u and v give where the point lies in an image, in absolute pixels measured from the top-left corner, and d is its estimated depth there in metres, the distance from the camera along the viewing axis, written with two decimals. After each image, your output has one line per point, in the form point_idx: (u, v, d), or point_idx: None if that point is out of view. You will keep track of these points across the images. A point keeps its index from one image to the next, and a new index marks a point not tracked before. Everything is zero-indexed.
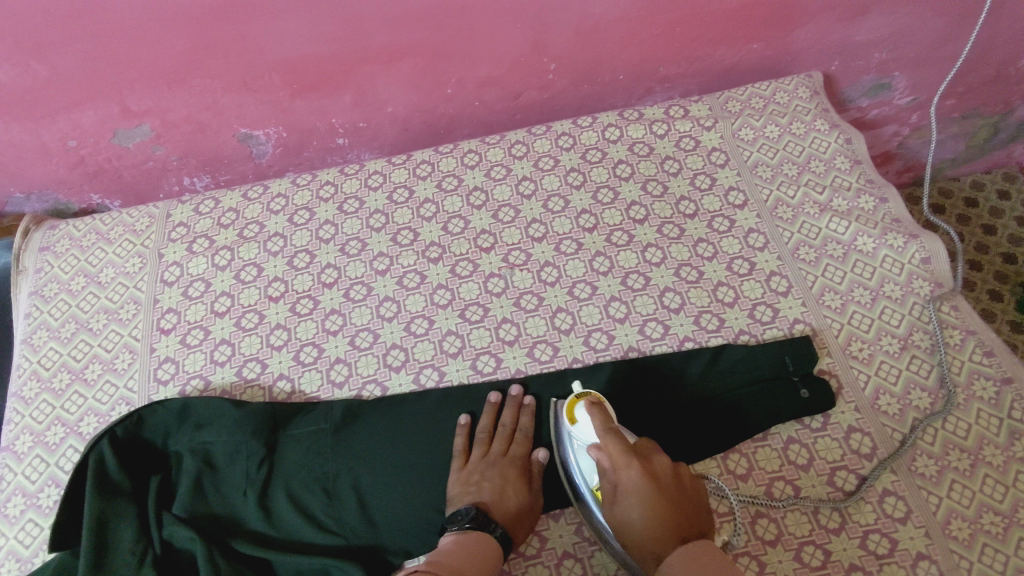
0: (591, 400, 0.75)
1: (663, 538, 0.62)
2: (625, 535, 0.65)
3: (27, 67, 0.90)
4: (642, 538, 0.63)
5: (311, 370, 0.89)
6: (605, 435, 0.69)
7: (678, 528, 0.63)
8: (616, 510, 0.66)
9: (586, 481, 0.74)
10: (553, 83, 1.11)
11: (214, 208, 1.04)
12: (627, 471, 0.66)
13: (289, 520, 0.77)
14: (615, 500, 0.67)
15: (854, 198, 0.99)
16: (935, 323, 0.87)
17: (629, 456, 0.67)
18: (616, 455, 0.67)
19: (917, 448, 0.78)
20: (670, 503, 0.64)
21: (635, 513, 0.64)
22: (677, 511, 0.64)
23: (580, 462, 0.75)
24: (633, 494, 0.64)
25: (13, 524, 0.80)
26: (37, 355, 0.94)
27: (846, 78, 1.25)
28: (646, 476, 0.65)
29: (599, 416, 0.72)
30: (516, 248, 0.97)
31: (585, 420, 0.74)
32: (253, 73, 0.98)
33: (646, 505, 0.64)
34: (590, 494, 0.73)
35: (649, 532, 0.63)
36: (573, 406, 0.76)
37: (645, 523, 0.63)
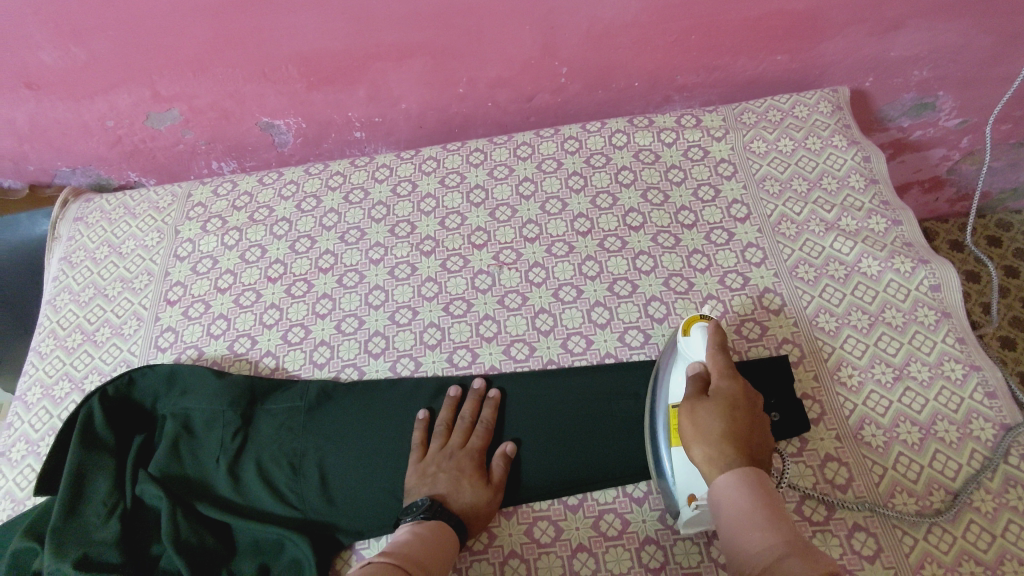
0: (711, 321, 0.75)
1: (738, 447, 0.63)
2: (695, 433, 0.65)
3: (67, 51, 0.99)
4: (720, 440, 0.63)
5: (296, 349, 0.91)
6: (713, 351, 0.71)
7: (753, 449, 0.63)
8: (696, 409, 0.66)
9: (666, 395, 0.75)
10: (565, 87, 1.11)
11: (231, 191, 1.10)
12: (726, 381, 0.68)
13: (255, 491, 0.80)
14: (698, 399, 0.67)
15: (864, 218, 0.94)
16: (956, 360, 0.82)
17: (732, 372, 0.69)
18: (719, 366, 0.69)
19: (896, 485, 0.74)
20: (753, 422, 0.65)
21: (721, 415, 0.64)
22: (755, 433, 0.65)
23: (672, 375, 0.75)
24: (727, 400, 0.66)
25: (14, 467, 0.87)
26: (57, 316, 1.01)
27: (881, 96, 1.17)
28: (742, 392, 0.67)
29: (717, 337, 0.73)
30: (508, 246, 0.98)
31: (699, 335, 0.74)
32: (270, 65, 1.03)
33: (733, 412, 0.65)
34: (664, 409, 0.74)
35: (728, 436, 0.63)
36: (691, 321, 0.76)
37: (728, 427, 0.64)
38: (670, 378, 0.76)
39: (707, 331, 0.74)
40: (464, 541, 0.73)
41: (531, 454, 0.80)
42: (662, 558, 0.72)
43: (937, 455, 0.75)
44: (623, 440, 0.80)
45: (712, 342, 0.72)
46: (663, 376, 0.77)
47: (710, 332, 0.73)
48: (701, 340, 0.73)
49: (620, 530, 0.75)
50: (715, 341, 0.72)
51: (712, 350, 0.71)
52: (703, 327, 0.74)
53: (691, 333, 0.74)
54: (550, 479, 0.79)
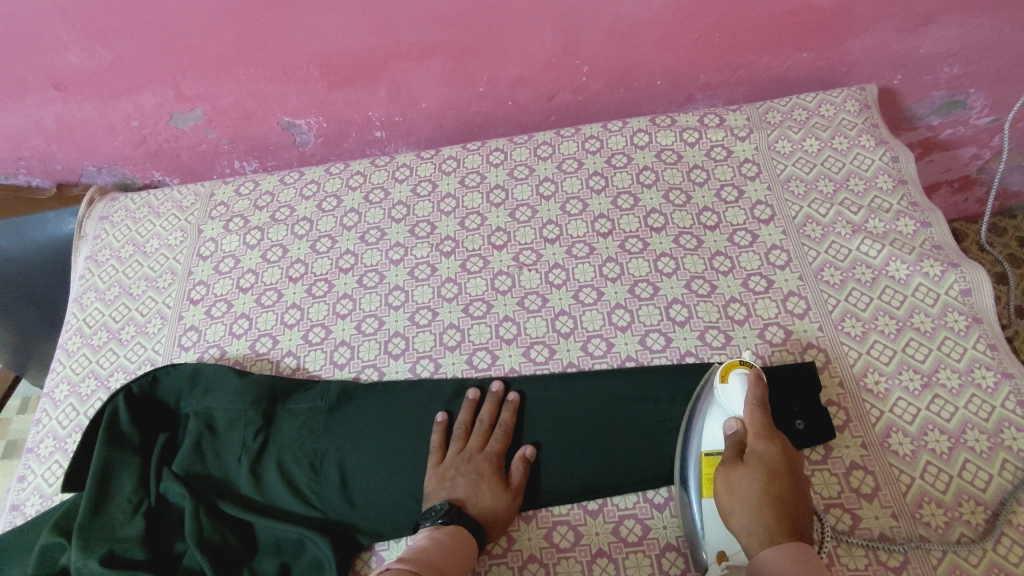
0: (752, 370, 0.73)
1: (778, 515, 0.63)
2: (732, 501, 0.66)
3: (93, 52, 1.00)
4: (758, 509, 0.64)
5: (317, 349, 0.92)
6: (752, 407, 0.70)
7: (793, 521, 0.63)
8: (732, 476, 0.67)
9: (700, 442, 0.74)
10: (587, 85, 1.09)
11: (253, 190, 1.11)
12: (763, 444, 0.68)
13: (276, 490, 0.81)
14: (735, 465, 0.68)
15: (892, 220, 0.92)
16: (987, 369, 0.80)
17: (770, 433, 0.69)
18: (756, 427, 0.69)
19: (924, 495, 0.72)
20: (792, 487, 0.65)
21: (758, 482, 0.65)
22: (795, 497, 0.65)
23: (707, 421, 0.74)
24: (763, 466, 0.66)
25: (43, 462, 0.89)
26: (83, 313, 1.03)
27: (911, 94, 1.14)
28: (779, 455, 0.67)
29: (757, 389, 0.71)
30: (528, 247, 0.97)
31: (737, 387, 0.72)
32: (292, 64, 1.03)
33: (770, 478, 0.65)
34: (696, 456, 0.73)
35: (766, 505, 0.64)
36: (729, 367, 0.74)
37: (765, 495, 0.64)
38: (704, 424, 0.75)
39: (746, 381, 0.72)
40: (484, 546, 0.73)
41: (551, 459, 0.80)
42: (683, 566, 0.72)
43: (967, 465, 0.74)
44: (643, 447, 0.79)
45: (750, 396, 0.71)
46: (696, 418, 0.76)
47: (749, 384, 0.71)
48: (739, 391, 0.71)
49: (640, 536, 0.74)
50: (752, 395, 0.71)
51: (750, 405, 0.70)
52: (742, 375, 0.72)
53: (730, 381, 0.72)
54: (570, 485, 0.78)
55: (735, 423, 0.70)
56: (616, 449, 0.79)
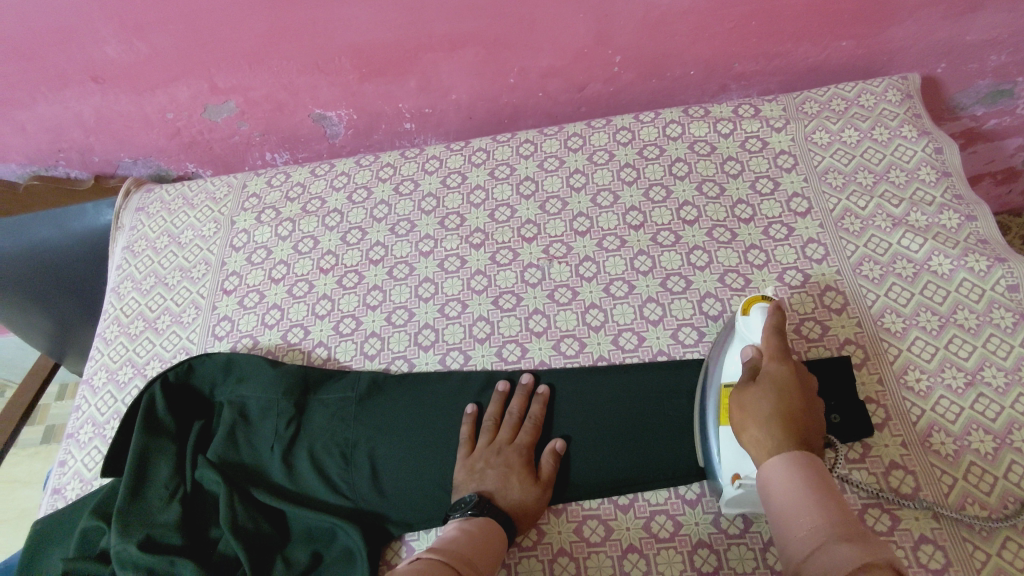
0: (773, 302, 0.70)
1: (788, 426, 0.61)
2: (743, 416, 0.64)
3: (131, 45, 1.01)
4: (767, 420, 0.61)
5: (347, 340, 0.92)
6: (768, 334, 0.67)
7: (803, 433, 0.61)
8: (742, 394, 0.65)
9: (720, 374, 0.73)
10: (618, 76, 1.08)
11: (284, 182, 1.11)
12: (777, 364, 0.65)
13: (308, 478, 0.82)
14: (746, 385, 0.66)
15: (935, 213, 0.90)
16: None
17: (785, 352, 0.66)
18: (771, 349, 0.66)
19: (967, 496, 0.70)
20: (804, 402, 0.63)
21: (769, 396, 0.63)
22: (807, 413, 0.63)
23: (729, 354, 0.73)
24: (774, 382, 0.64)
25: (83, 448, 0.91)
26: (121, 303, 1.05)
27: (954, 83, 1.10)
28: (792, 372, 0.65)
29: (774, 319, 0.67)
30: (558, 240, 0.96)
31: (757, 318, 0.69)
32: (324, 57, 1.04)
33: (781, 394, 0.62)
34: (717, 388, 0.73)
35: (776, 416, 0.61)
36: (752, 301, 0.71)
37: (775, 408, 0.62)
38: (726, 357, 0.73)
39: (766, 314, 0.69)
40: (513, 538, 0.73)
41: (581, 452, 0.79)
42: (715, 563, 0.71)
43: (1014, 467, 0.71)
44: (674, 441, 0.78)
45: (768, 325, 0.67)
46: (721, 352, 0.75)
47: (767, 313, 0.68)
48: (759, 322, 0.69)
49: (671, 532, 0.73)
50: (770, 324, 0.67)
51: (765, 333, 0.67)
52: (763, 307, 0.69)
53: (751, 313, 0.70)
54: (600, 477, 0.78)
55: (751, 350, 0.67)
56: (648, 443, 0.78)
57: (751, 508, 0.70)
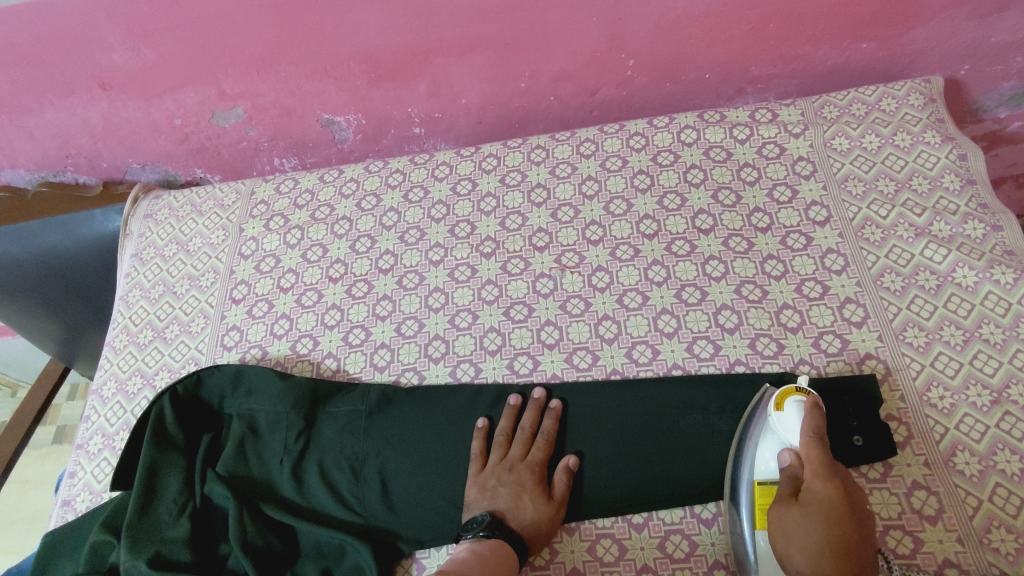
0: (809, 397, 0.70)
1: (838, 563, 0.60)
2: (789, 544, 0.64)
3: (138, 51, 1.00)
4: (817, 554, 0.61)
5: (357, 351, 0.91)
6: (810, 443, 0.66)
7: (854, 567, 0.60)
8: (786, 516, 0.65)
9: (751, 471, 0.71)
10: (632, 80, 1.05)
11: (292, 188, 1.10)
12: (822, 484, 0.64)
13: (318, 493, 0.81)
14: (790, 506, 0.65)
15: (959, 223, 0.87)
16: None
17: (829, 468, 0.65)
18: (814, 464, 0.65)
19: (993, 519, 0.68)
20: (853, 528, 0.62)
21: (817, 528, 0.62)
22: (856, 539, 0.62)
23: (759, 450, 0.71)
24: (821, 510, 0.63)
25: (92, 459, 0.91)
26: (130, 311, 1.04)
27: (978, 86, 1.07)
28: (839, 494, 0.63)
29: (814, 420, 0.67)
30: (571, 249, 0.95)
31: (793, 417, 0.69)
32: (332, 62, 1.02)
33: (829, 522, 0.62)
34: (748, 485, 0.70)
35: (826, 552, 0.61)
36: (785, 394, 0.70)
37: (824, 542, 0.61)
38: (756, 452, 0.72)
39: (803, 411, 0.69)
40: (526, 559, 0.72)
41: (595, 469, 0.78)
42: None
43: None
44: (688, 458, 0.77)
45: (806, 428, 0.67)
46: (746, 446, 0.73)
47: (807, 413, 0.68)
48: (796, 421, 0.68)
49: (687, 552, 0.72)
50: (809, 428, 0.67)
51: (808, 438, 0.67)
52: (799, 404, 0.69)
53: (786, 409, 0.69)
54: (614, 496, 0.76)
55: (791, 455, 0.68)
56: (664, 462, 0.77)
57: None
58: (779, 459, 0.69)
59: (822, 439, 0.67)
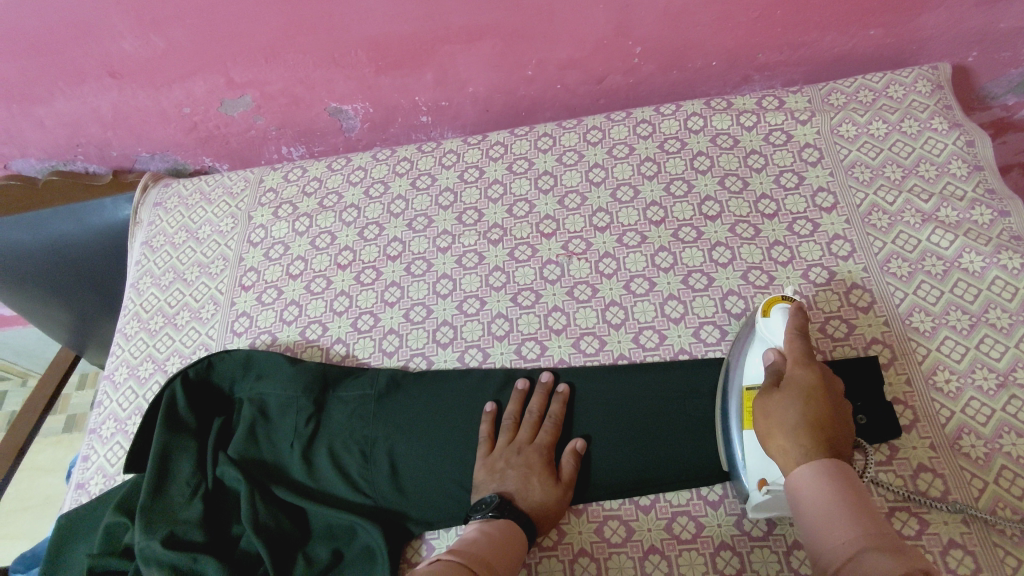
0: (794, 303, 0.71)
1: (817, 433, 0.60)
2: (769, 424, 0.63)
3: (147, 39, 1.01)
4: (795, 426, 0.60)
5: (366, 337, 0.92)
6: (792, 337, 0.68)
7: (832, 440, 0.60)
8: (768, 401, 0.64)
9: (741, 378, 0.73)
10: (639, 67, 1.06)
11: (301, 176, 1.11)
12: (803, 370, 0.65)
13: (328, 476, 0.82)
14: (771, 392, 0.65)
15: (966, 209, 0.87)
16: None
17: (810, 358, 0.66)
18: (796, 354, 0.66)
19: (998, 500, 0.69)
20: (830, 406, 0.62)
21: (795, 403, 0.62)
22: (834, 417, 0.62)
23: (748, 357, 0.73)
24: (799, 388, 0.63)
25: (105, 443, 0.92)
26: (140, 299, 1.06)
27: (986, 72, 1.06)
28: (818, 377, 0.64)
29: (798, 319, 0.69)
30: (578, 236, 0.95)
31: (778, 318, 0.70)
32: (340, 50, 1.03)
33: (808, 398, 0.62)
34: (738, 391, 0.72)
35: (804, 424, 0.60)
36: (772, 302, 0.72)
37: (803, 415, 0.61)
38: (746, 359, 0.73)
39: (788, 314, 0.70)
40: (535, 539, 0.73)
41: (602, 453, 0.78)
42: (737, 565, 0.70)
43: None
44: (694, 441, 0.77)
45: (791, 326, 0.69)
46: (740, 356, 0.75)
47: (790, 315, 0.70)
48: (781, 323, 0.70)
49: (693, 534, 0.73)
50: (793, 325, 0.69)
51: (791, 335, 0.68)
52: (784, 308, 0.70)
53: (772, 314, 0.71)
54: (622, 478, 0.77)
55: (774, 354, 0.68)
56: (671, 446, 0.77)
57: (777, 512, 0.69)
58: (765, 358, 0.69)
59: (805, 336, 0.68)
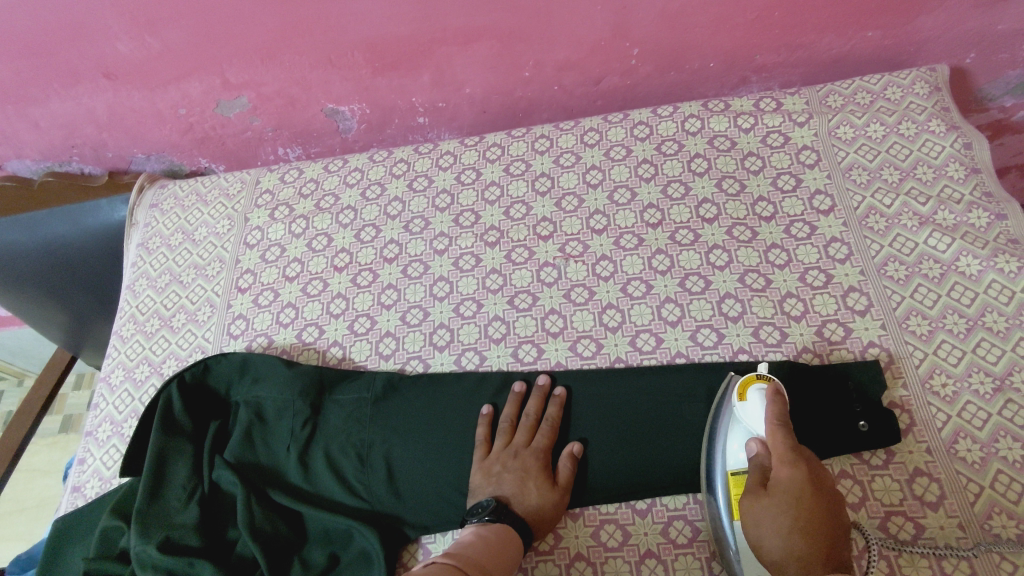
0: (769, 384, 0.71)
1: (812, 550, 0.60)
2: (760, 532, 0.63)
3: (142, 41, 1.00)
4: (789, 542, 0.61)
5: (362, 340, 0.92)
6: (774, 428, 0.67)
7: (828, 551, 0.60)
8: (756, 505, 0.64)
9: (724, 462, 0.71)
10: (636, 69, 1.05)
11: (297, 178, 1.10)
12: (789, 470, 0.64)
13: (324, 479, 0.82)
14: (759, 493, 0.65)
15: (963, 212, 0.87)
16: None
17: (796, 454, 0.65)
18: (780, 451, 0.65)
19: (994, 504, 0.69)
20: (822, 509, 0.62)
21: (786, 514, 0.62)
22: (826, 521, 0.62)
23: (729, 441, 0.72)
24: (787, 493, 0.63)
25: (101, 446, 0.92)
26: (136, 301, 1.05)
27: (984, 74, 1.06)
28: (806, 477, 0.63)
29: (776, 406, 0.68)
30: (575, 238, 0.95)
31: (755, 403, 0.70)
32: (337, 51, 1.02)
33: (797, 507, 0.62)
34: (722, 476, 0.71)
35: (798, 538, 0.61)
36: (747, 383, 0.72)
37: (795, 527, 0.61)
38: (727, 445, 0.72)
39: (765, 398, 0.70)
40: (531, 544, 0.73)
41: (598, 455, 0.78)
42: None
43: None
44: (690, 444, 0.77)
45: (771, 414, 0.68)
46: (720, 439, 0.73)
47: (767, 400, 0.69)
48: (759, 411, 0.69)
49: (689, 538, 0.73)
50: (772, 413, 0.68)
51: (771, 425, 0.67)
52: (761, 392, 0.70)
53: (749, 399, 0.71)
54: (618, 482, 0.77)
55: (757, 445, 0.68)
56: (668, 450, 0.77)
57: None
58: (747, 449, 0.69)
59: (786, 425, 0.67)
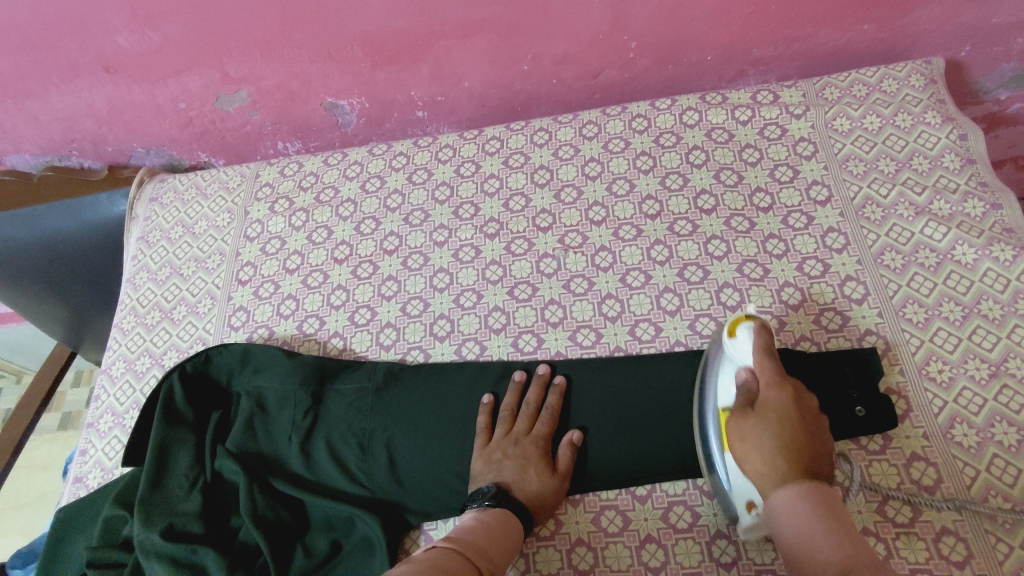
0: (757, 321, 0.72)
1: (793, 460, 0.60)
2: (745, 447, 0.63)
3: (142, 34, 1.01)
4: (771, 453, 0.61)
5: (363, 330, 0.92)
6: (761, 357, 0.68)
7: (809, 463, 0.60)
8: (741, 423, 0.65)
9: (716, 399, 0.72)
10: (634, 62, 1.06)
11: (297, 171, 1.11)
12: (775, 392, 0.65)
13: (326, 467, 0.82)
14: (745, 413, 0.65)
15: (959, 201, 0.88)
16: None
17: (782, 379, 0.66)
18: (767, 375, 0.66)
19: (990, 488, 0.70)
20: (804, 427, 0.63)
21: (769, 429, 0.62)
22: (809, 438, 0.62)
23: (720, 378, 0.72)
24: (772, 411, 0.63)
25: (103, 437, 0.92)
26: (137, 293, 1.06)
27: (979, 67, 1.07)
28: (791, 398, 0.64)
29: (763, 339, 0.69)
30: (574, 229, 0.96)
31: (744, 337, 0.70)
32: (336, 44, 1.03)
33: (779, 424, 0.62)
34: (714, 413, 0.72)
35: (779, 450, 0.61)
36: (736, 322, 0.72)
37: (777, 440, 0.61)
38: (718, 382, 0.72)
39: (753, 332, 0.70)
40: (532, 529, 0.74)
41: (598, 442, 0.79)
42: (733, 553, 0.71)
43: None
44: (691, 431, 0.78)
45: (758, 346, 0.69)
46: (711, 379, 0.74)
47: (755, 334, 0.70)
48: (748, 345, 0.70)
49: (689, 523, 0.73)
50: (759, 345, 0.69)
51: (758, 354, 0.68)
52: (749, 327, 0.71)
53: (738, 334, 0.71)
54: (619, 468, 0.77)
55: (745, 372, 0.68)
56: (668, 436, 0.78)
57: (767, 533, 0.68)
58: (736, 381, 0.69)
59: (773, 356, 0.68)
